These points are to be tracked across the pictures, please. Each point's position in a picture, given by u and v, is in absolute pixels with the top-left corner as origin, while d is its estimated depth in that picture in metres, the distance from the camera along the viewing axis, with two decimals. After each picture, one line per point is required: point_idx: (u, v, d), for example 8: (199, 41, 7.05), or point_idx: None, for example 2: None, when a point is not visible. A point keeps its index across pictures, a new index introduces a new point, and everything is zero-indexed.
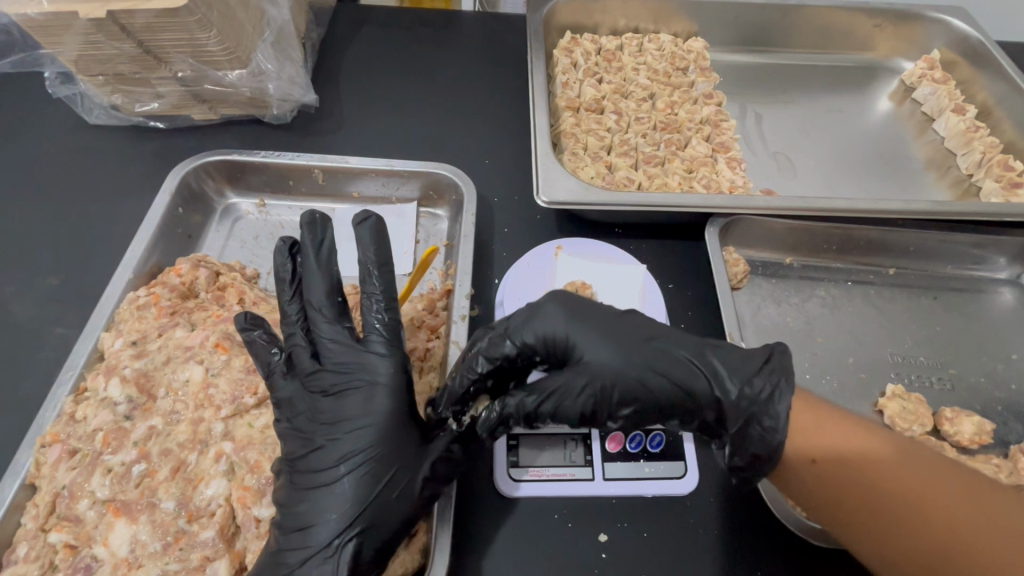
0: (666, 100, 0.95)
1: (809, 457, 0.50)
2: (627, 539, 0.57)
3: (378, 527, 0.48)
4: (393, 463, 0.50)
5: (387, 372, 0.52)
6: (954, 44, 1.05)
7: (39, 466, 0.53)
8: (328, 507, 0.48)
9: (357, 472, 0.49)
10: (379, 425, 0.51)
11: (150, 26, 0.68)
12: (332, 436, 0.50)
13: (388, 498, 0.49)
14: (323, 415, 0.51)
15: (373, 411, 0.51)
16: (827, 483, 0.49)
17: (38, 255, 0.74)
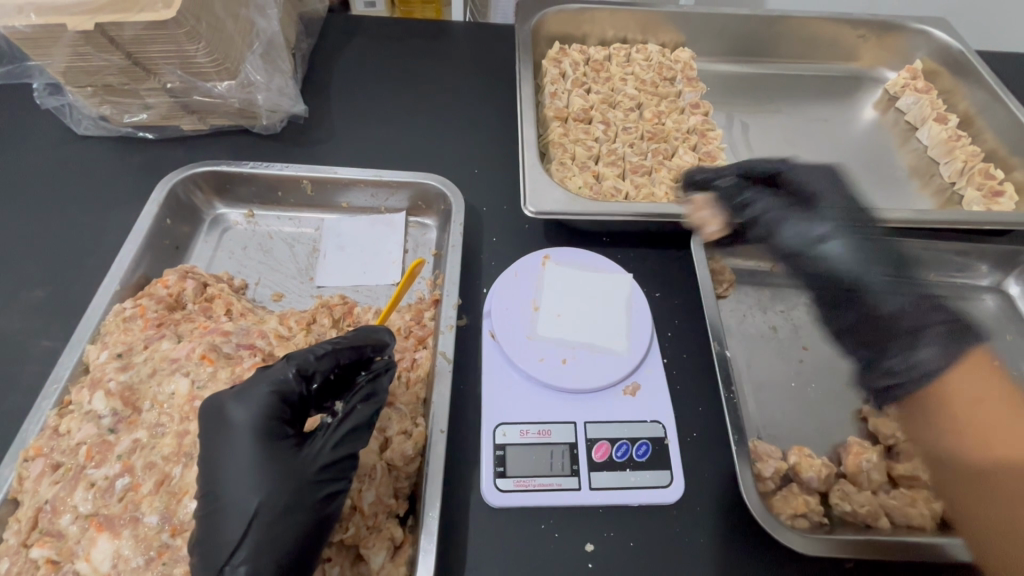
0: (653, 109, 0.96)
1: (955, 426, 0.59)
2: (613, 548, 0.58)
3: (270, 543, 0.45)
4: (255, 491, 0.45)
5: (258, 397, 0.48)
6: (936, 54, 1.07)
7: (21, 480, 0.53)
8: (210, 542, 0.45)
9: (225, 508, 0.46)
10: (237, 462, 0.46)
11: (139, 39, 0.69)
12: (205, 481, 0.47)
13: (270, 518, 0.45)
14: (210, 442, 0.48)
15: (231, 446, 0.47)
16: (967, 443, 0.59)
17: (25, 265, 0.74)
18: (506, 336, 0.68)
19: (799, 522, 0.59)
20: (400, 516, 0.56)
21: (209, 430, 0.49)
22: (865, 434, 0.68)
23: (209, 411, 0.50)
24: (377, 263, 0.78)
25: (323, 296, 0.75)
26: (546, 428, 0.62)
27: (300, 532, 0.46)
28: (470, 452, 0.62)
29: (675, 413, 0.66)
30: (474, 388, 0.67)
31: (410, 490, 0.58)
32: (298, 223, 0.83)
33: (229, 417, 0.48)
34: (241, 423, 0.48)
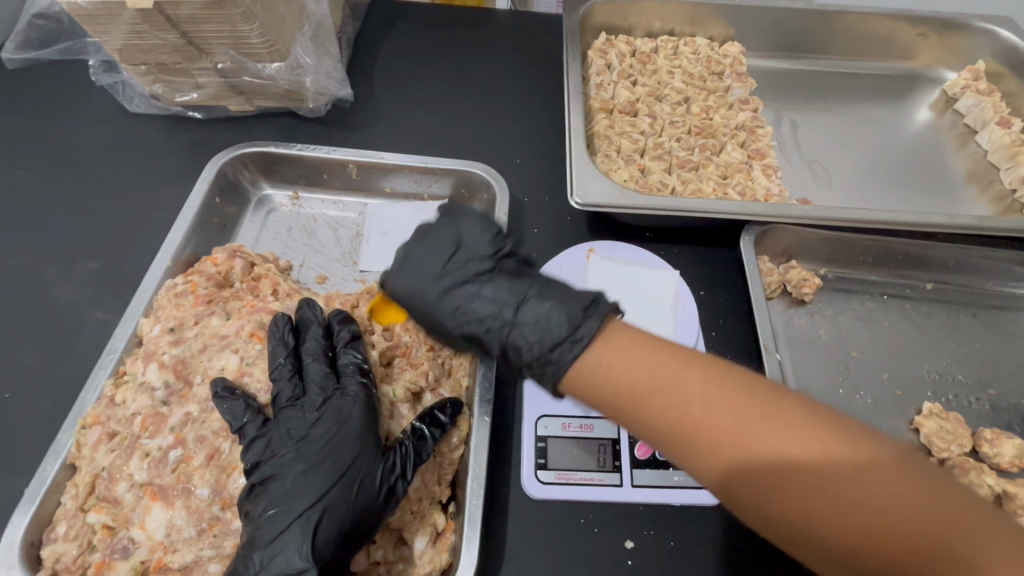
0: (701, 104, 0.94)
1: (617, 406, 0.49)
2: (655, 547, 0.57)
3: (341, 514, 0.47)
4: (346, 463, 0.49)
5: (354, 386, 0.54)
6: (1000, 55, 1.02)
7: (79, 447, 0.54)
8: (286, 499, 0.48)
9: (311, 471, 0.49)
10: (344, 437, 0.51)
11: (195, 17, 0.69)
12: (296, 449, 0.51)
13: (348, 491, 0.48)
14: (293, 427, 0.52)
15: (340, 424, 0.51)
16: (623, 418, 0.49)
17: (80, 239, 0.75)
18: None
19: None
20: (442, 502, 0.56)
21: (315, 411, 0.53)
22: (916, 446, 0.66)
23: (303, 400, 0.54)
24: None
25: (367, 280, 0.75)
26: (588, 422, 0.62)
27: (363, 516, 0.48)
28: (511, 442, 0.62)
29: None
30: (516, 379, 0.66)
31: (452, 477, 0.58)
32: (341, 207, 0.83)
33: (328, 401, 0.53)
34: (355, 409, 0.52)
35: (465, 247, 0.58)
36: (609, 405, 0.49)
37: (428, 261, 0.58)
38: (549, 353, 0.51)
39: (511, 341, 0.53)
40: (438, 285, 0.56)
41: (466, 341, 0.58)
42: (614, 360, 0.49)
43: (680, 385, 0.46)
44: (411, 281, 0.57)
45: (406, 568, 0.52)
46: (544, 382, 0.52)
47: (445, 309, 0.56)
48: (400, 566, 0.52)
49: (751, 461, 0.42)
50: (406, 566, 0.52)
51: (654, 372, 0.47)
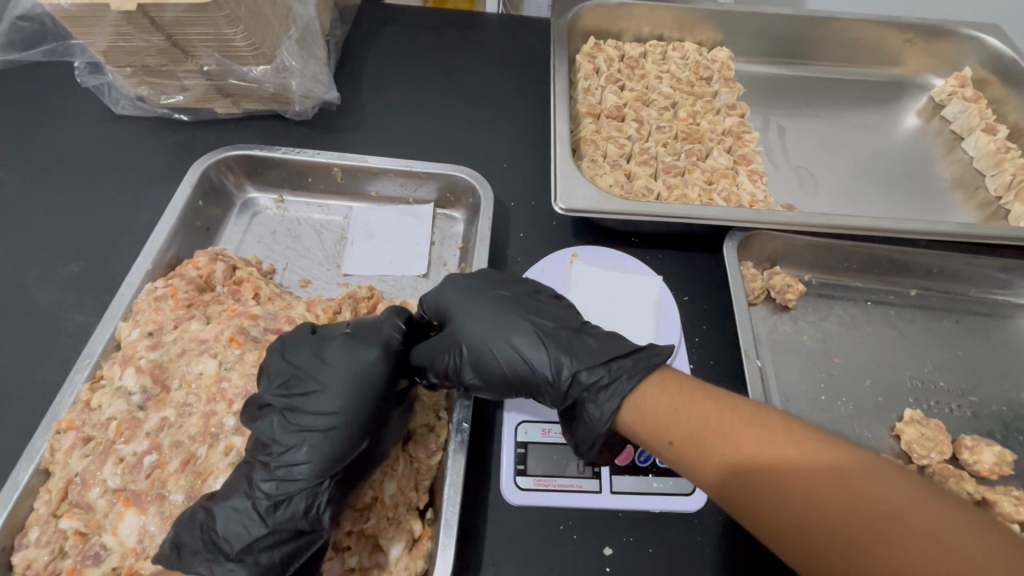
0: (688, 109, 0.94)
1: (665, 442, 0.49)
2: (633, 554, 0.57)
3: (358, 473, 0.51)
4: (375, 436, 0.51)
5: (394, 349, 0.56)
6: (986, 62, 1.03)
7: (53, 451, 0.54)
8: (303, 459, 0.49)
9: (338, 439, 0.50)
10: (376, 415, 0.52)
11: (179, 20, 0.69)
12: (327, 399, 0.51)
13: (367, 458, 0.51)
14: (323, 375, 0.53)
15: (371, 402, 0.52)
16: (687, 463, 0.48)
17: (62, 242, 0.75)
18: None
19: None
20: (420, 508, 0.56)
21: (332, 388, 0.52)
22: (896, 452, 0.66)
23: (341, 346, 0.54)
24: (404, 253, 0.78)
25: (350, 283, 0.75)
26: None
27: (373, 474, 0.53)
28: (491, 448, 0.62)
29: None
30: None
31: (431, 483, 0.57)
32: (326, 211, 0.83)
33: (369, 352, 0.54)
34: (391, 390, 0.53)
35: (522, 284, 0.64)
36: (675, 444, 0.49)
37: (484, 283, 0.63)
38: (615, 363, 0.54)
39: (569, 354, 0.56)
40: (490, 301, 0.60)
41: (494, 358, 0.57)
42: (667, 405, 0.51)
43: (747, 429, 0.47)
44: (459, 297, 0.61)
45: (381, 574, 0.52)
46: (601, 393, 0.53)
47: (493, 317, 0.59)
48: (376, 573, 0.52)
49: (812, 507, 0.42)
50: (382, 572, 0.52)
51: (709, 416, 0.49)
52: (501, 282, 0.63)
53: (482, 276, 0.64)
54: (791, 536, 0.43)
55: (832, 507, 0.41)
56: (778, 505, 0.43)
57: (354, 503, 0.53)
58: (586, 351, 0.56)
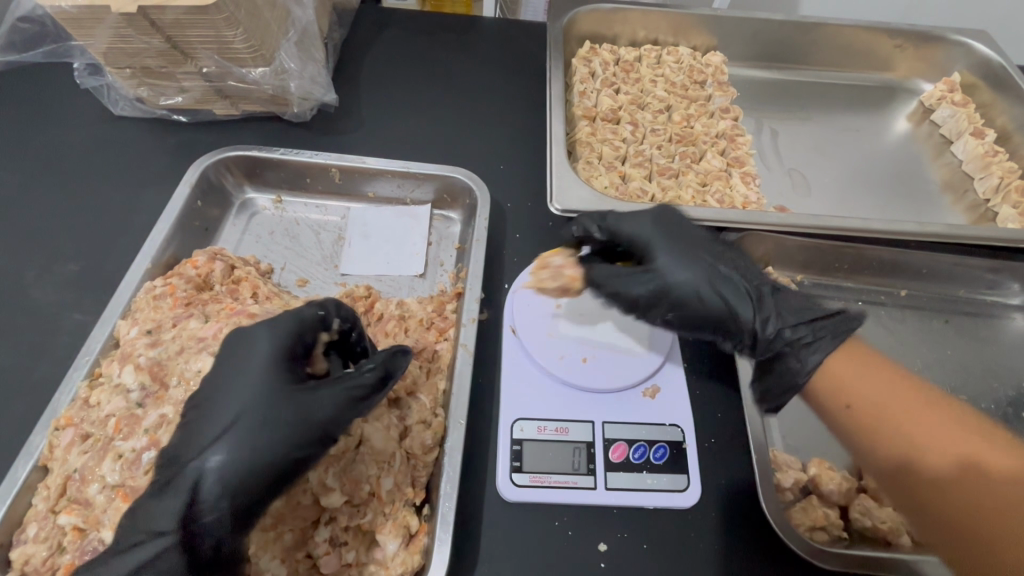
0: (683, 112, 0.96)
1: (845, 404, 0.59)
2: (627, 550, 0.57)
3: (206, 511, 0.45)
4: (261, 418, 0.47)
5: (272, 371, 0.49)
6: (974, 68, 1.05)
7: (51, 448, 0.54)
8: (195, 440, 0.47)
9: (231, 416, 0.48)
10: (262, 411, 0.47)
11: (179, 22, 0.70)
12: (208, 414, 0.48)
13: (249, 447, 0.46)
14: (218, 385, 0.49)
15: (252, 407, 0.47)
16: (865, 430, 0.57)
17: (60, 241, 0.75)
18: (526, 331, 0.68)
19: (817, 534, 0.59)
20: (416, 505, 0.57)
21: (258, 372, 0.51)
22: None
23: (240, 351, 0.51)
24: (401, 253, 0.79)
25: (348, 283, 0.76)
26: (564, 425, 0.62)
27: (269, 477, 0.47)
28: (488, 445, 0.62)
29: (693, 414, 0.65)
30: (493, 384, 0.66)
31: (427, 479, 0.58)
32: (324, 211, 0.83)
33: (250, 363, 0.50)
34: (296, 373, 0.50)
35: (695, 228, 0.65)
36: (852, 409, 0.58)
37: (670, 224, 0.63)
38: (818, 324, 0.63)
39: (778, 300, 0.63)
40: (687, 246, 0.61)
41: (730, 289, 0.60)
42: (860, 378, 0.59)
43: (923, 413, 0.56)
44: (649, 238, 0.61)
45: (377, 570, 0.52)
46: (808, 350, 0.62)
47: (708, 258, 0.61)
48: (372, 569, 0.52)
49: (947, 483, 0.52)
50: (378, 568, 0.52)
51: (891, 395, 0.57)
52: (676, 223, 0.63)
53: (664, 215, 0.64)
54: (925, 502, 0.53)
55: (964, 488, 0.51)
56: (919, 477, 0.54)
57: (351, 499, 0.53)
58: (770, 311, 0.61)
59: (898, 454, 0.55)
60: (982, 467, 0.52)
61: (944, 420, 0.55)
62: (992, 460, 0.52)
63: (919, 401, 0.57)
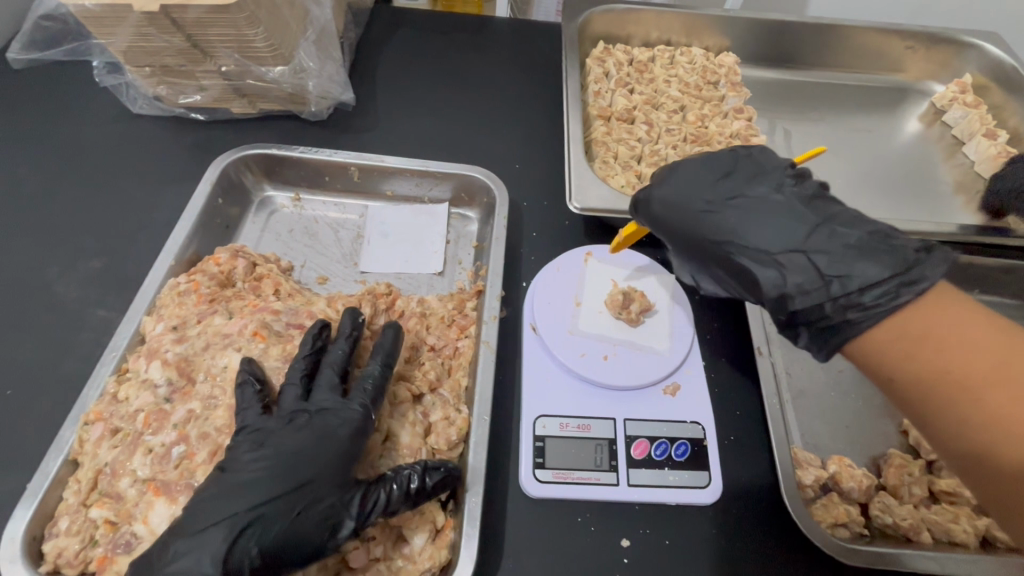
0: (697, 112, 0.96)
1: (886, 376, 0.46)
2: (649, 545, 0.58)
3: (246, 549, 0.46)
4: (302, 481, 0.49)
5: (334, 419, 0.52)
6: (986, 69, 1.05)
7: (82, 442, 0.54)
8: (226, 500, 0.47)
9: (271, 476, 0.49)
10: (310, 454, 0.50)
11: (201, 21, 0.70)
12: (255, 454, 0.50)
13: (287, 513, 0.47)
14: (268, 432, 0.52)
15: (298, 451, 0.50)
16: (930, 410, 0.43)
17: (82, 238, 0.76)
18: (547, 329, 0.69)
19: (839, 531, 0.59)
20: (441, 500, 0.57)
21: (310, 413, 0.53)
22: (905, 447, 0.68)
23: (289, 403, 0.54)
24: (420, 252, 0.80)
25: (368, 281, 0.76)
26: (586, 422, 0.63)
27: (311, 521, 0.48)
28: (509, 442, 0.63)
29: (714, 412, 0.66)
30: (515, 381, 0.67)
31: (452, 475, 0.59)
32: (342, 209, 0.84)
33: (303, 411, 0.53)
34: (343, 430, 0.52)
35: (738, 175, 0.59)
36: (896, 381, 0.45)
37: (697, 180, 0.60)
38: (907, 279, 0.47)
39: (822, 228, 0.52)
40: (713, 198, 0.58)
41: (742, 223, 0.55)
42: (938, 339, 0.43)
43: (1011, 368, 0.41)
44: (675, 194, 0.60)
45: (405, 565, 0.52)
46: (899, 293, 0.46)
47: (741, 185, 0.58)
48: (400, 564, 0.52)
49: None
50: (406, 563, 0.52)
51: (973, 352, 0.42)
52: (708, 173, 0.60)
53: (691, 172, 0.61)
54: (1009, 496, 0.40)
55: None
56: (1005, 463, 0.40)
57: None
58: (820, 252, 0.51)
59: (982, 411, 0.40)
60: None
61: None
62: None
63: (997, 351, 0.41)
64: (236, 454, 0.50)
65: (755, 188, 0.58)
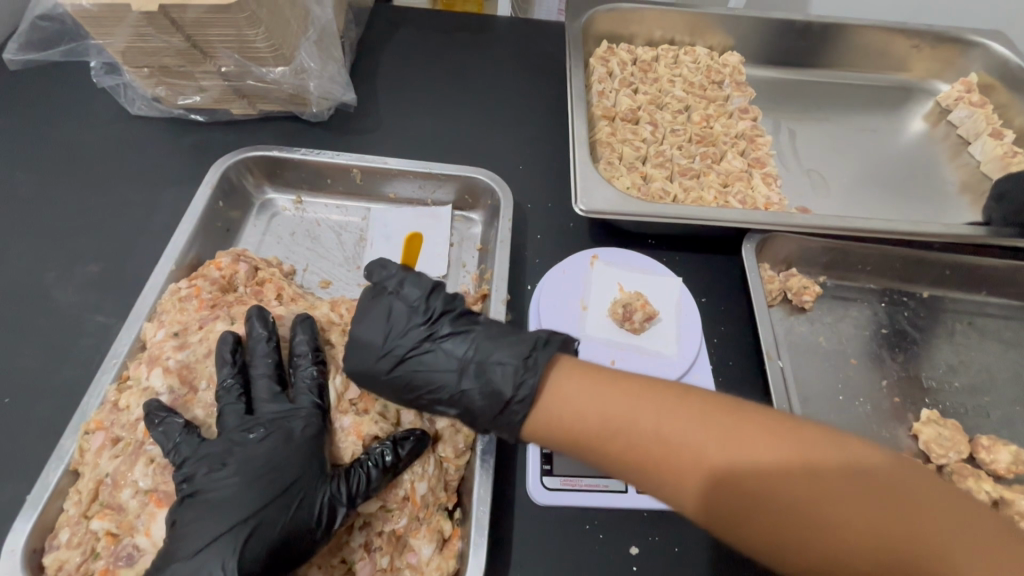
0: (702, 112, 0.95)
1: (571, 434, 0.47)
2: (659, 553, 0.57)
3: (256, 544, 0.47)
4: (285, 481, 0.49)
5: (297, 421, 0.52)
6: (992, 68, 1.04)
7: (82, 452, 0.53)
8: (212, 515, 0.47)
9: (252, 482, 0.49)
10: (277, 454, 0.50)
11: (200, 21, 0.69)
12: (226, 465, 0.49)
13: (283, 513, 0.48)
14: (233, 443, 0.51)
15: (264, 454, 0.50)
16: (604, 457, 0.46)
17: (81, 242, 0.75)
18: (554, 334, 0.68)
19: None
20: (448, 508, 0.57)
21: (263, 425, 0.52)
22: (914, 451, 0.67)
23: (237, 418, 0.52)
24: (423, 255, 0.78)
25: None
26: None
27: (304, 512, 0.48)
28: (516, 448, 0.62)
29: None
30: None
31: (458, 483, 0.58)
32: (345, 212, 0.83)
33: (251, 421, 0.52)
34: (306, 430, 0.52)
35: (396, 301, 0.55)
36: (603, 442, 0.46)
37: (371, 337, 0.54)
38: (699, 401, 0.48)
39: (486, 360, 0.51)
40: (387, 354, 0.53)
41: (425, 372, 0.52)
42: (569, 400, 0.47)
43: (653, 405, 0.45)
44: (363, 335, 0.54)
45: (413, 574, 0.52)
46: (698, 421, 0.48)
47: (399, 331, 0.53)
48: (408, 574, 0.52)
49: (740, 476, 0.41)
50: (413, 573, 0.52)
51: (600, 405, 0.46)
52: (376, 313, 0.55)
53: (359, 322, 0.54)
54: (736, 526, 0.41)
55: (788, 494, 0.40)
56: (734, 503, 0.41)
57: (387, 501, 0.53)
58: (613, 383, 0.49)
59: (669, 456, 0.43)
60: (795, 465, 0.40)
61: (687, 415, 0.44)
62: (763, 428, 0.42)
63: (594, 391, 0.47)
64: (205, 472, 0.49)
65: (400, 310, 0.54)
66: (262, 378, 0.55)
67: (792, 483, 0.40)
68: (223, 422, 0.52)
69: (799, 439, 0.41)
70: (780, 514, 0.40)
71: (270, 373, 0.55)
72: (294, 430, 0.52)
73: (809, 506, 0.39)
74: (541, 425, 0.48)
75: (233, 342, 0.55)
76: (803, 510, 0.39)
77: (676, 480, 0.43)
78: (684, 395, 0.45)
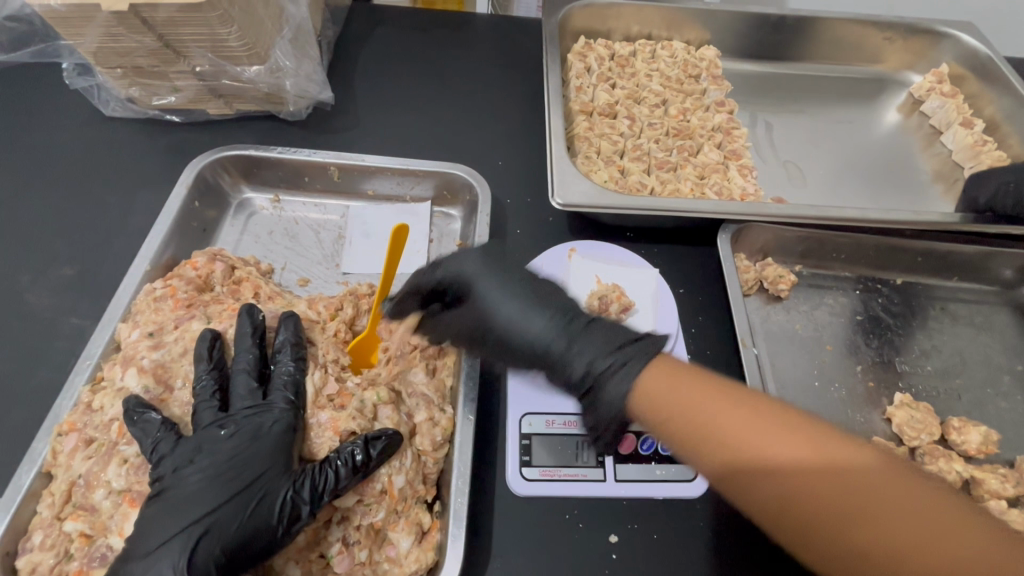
0: (679, 106, 0.96)
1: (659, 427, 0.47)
2: (637, 540, 0.58)
3: (212, 542, 0.47)
4: (250, 478, 0.50)
5: (267, 418, 0.53)
6: (962, 59, 1.06)
7: (55, 454, 0.53)
8: (173, 511, 0.48)
9: (217, 479, 0.50)
10: (244, 451, 0.51)
11: (172, 20, 0.69)
12: (193, 462, 0.50)
13: (243, 509, 0.48)
14: (202, 440, 0.52)
15: (232, 451, 0.51)
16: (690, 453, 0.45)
17: (55, 245, 0.74)
18: None
19: None
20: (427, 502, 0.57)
21: (235, 421, 0.53)
22: (888, 434, 0.68)
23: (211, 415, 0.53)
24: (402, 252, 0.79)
25: (350, 282, 0.75)
26: (572, 419, 0.63)
27: (265, 510, 0.48)
28: (495, 440, 0.63)
29: None
30: (500, 380, 0.66)
31: (438, 476, 0.58)
32: (323, 210, 0.83)
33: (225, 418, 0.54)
34: (274, 426, 0.52)
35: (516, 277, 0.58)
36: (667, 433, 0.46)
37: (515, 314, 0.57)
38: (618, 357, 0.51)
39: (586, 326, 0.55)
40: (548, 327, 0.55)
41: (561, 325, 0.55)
42: (659, 388, 0.47)
43: (722, 395, 0.45)
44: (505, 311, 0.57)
45: (391, 568, 0.52)
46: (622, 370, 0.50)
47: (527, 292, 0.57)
48: (386, 567, 0.52)
49: (795, 480, 0.41)
50: (391, 566, 0.52)
51: (678, 392, 0.46)
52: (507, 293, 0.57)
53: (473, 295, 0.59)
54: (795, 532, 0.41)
55: (841, 502, 0.40)
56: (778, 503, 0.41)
57: (363, 495, 0.53)
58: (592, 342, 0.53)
59: (720, 447, 0.43)
60: (846, 469, 0.40)
61: (760, 407, 0.43)
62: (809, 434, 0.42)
63: (690, 379, 0.47)
64: (174, 468, 0.50)
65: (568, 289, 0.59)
66: (242, 371, 0.56)
67: (858, 492, 0.40)
68: (197, 416, 0.54)
69: (862, 445, 0.41)
70: (833, 522, 0.40)
71: (250, 368, 0.57)
72: (263, 428, 0.52)
73: (866, 522, 0.39)
74: (636, 399, 0.48)
75: (215, 336, 0.58)
76: (849, 522, 0.39)
77: (730, 473, 0.43)
78: (732, 381, 0.46)
